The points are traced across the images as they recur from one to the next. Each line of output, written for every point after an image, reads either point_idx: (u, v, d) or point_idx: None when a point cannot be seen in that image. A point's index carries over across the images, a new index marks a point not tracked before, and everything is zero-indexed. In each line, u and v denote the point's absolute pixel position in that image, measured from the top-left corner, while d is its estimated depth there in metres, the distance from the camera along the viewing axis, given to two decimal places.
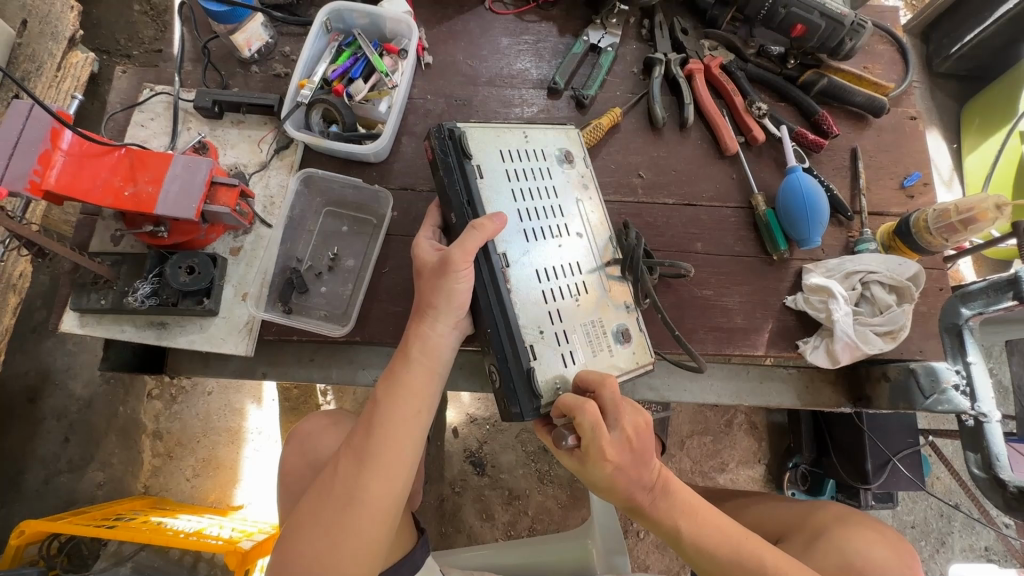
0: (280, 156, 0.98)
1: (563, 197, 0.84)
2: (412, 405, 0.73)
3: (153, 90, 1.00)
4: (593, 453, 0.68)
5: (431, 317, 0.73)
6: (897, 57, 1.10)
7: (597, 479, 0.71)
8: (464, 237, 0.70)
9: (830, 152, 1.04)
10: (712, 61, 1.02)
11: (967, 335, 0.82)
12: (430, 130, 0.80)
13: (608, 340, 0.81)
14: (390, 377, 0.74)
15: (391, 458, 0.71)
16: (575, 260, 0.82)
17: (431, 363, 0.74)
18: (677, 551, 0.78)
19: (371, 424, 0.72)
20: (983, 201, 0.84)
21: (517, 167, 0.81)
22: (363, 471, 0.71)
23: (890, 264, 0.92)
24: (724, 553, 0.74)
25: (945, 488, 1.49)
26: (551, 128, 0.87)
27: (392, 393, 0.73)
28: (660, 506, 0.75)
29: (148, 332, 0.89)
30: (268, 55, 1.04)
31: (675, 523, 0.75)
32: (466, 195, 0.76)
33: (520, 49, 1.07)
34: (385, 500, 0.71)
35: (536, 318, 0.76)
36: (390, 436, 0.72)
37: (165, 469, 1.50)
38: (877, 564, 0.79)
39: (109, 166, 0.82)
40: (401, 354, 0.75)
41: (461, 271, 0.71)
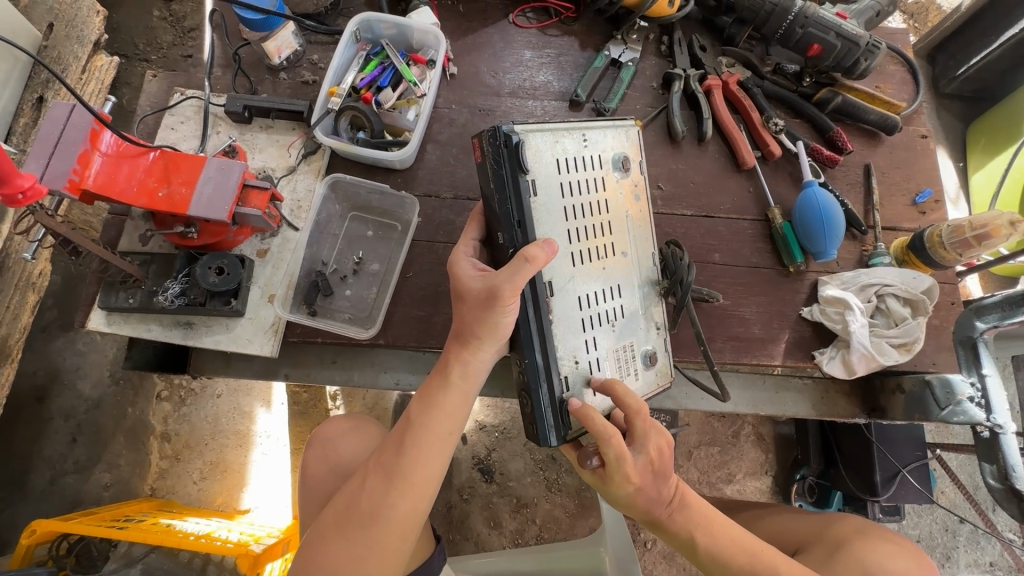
0: (307, 161, 0.99)
1: (614, 212, 0.82)
2: (444, 425, 0.75)
3: (183, 95, 1.02)
4: (617, 478, 0.72)
5: (470, 341, 0.73)
6: (908, 77, 1.13)
7: (615, 495, 0.77)
8: (516, 272, 0.67)
9: (844, 168, 1.06)
10: (730, 78, 1.05)
11: (982, 347, 0.84)
12: (486, 132, 0.74)
13: (636, 364, 0.83)
14: (425, 396, 0.75)
15: (420, 478, 0.72)
16: (617, 284, 0.81)
17: (468, 387, 0.75)
18: (691, 560, 0.79)
19: (402, 443, 0.73)
20: (996, 218, 0.87)
21: (571, 180, 0.78)
22: (392, 486, 0.72)
23: (905, 277, 0.94)
24: (739, 563, 0.75)
25: (950, 502, 1.50)
26: (611, 129, 0.83)
27: (427, 412, 0.74)
28: (676, 517, 0.78)
29: (174, 332, 0.90)
30: (296, 63, 1.06)
31: (691, 534, 0.77)
32: (517, 215, 0.73)
33: (542, 62, 1.10)
34: (412, 517, 0.72)
35: (573, 348, 0.77)
36: (421, 456, 0.73)
37: (172, 471, 1.51)
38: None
39: (145, 167, 0.83)
40: (439, 374, 0.76)
41: (509, 305, 0.69)
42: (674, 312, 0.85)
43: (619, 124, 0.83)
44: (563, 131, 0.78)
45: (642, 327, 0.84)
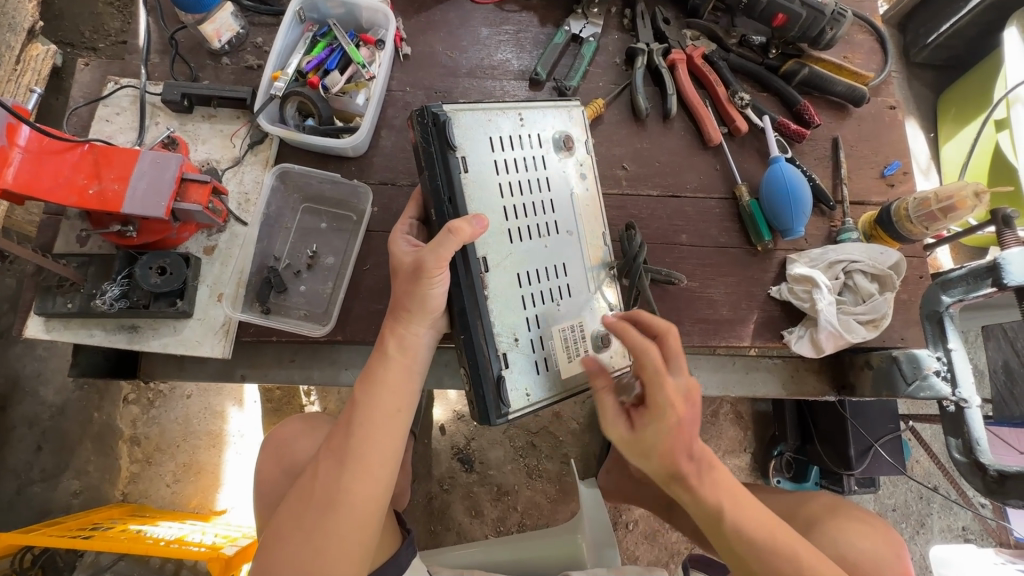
0: (254, 151, 0.94)
1: (556, 190, 0.79)
2: (391, 403, 0.72)
3: (118, 84, 0.96)
4: (659, 399, 0.65)
5: (407, 319, 0.72)
6: (877, 47, 1.10)
7: (655, 445, 0.67)
8: (439, 243, 0.66)
9: (812, 142, 1.04)
10: (694, 51, 1.02)
11: (948, 322, 0.82)
12: (413, 111, 0.73)
13: (586, 344, 0.79)
14: (367, 376, 0.73)
15: (372, 458, 0.70)
16: (563, 262, 0.79)
17: (409, 362, 0.73)
18: (708, 536, 0.70)
19: (350, 425, 0.71)
20: (962, 190, 0.86)
21: (506, 158, 0.75)
22: (344, 470, 0.69)
23: (873, 253, 0.92)
24: (764, 541, 0.68)
25: (924, 470, 1.52)
26: (550, 107, 0.80)
27: (370, 392, 0.72)
28: (706, 486, 0.67)
29: (119, 335, 0.85)
30: (239, 47, 1.00)
31: (722, 509, 0.68)
32: (447, 193, 0.72)
33: (500, 40, 1.05)
34: (369, 500, 0.70)
35: (512, 326, 0.75)
36: (371, 436, 0.70)
37: (144, 475, 1.47)
38: (866, 556, 0.80)
39: (72, 163, 0.78)
40: (379, 352, 0.74)
41: (436, 277, 0.68)
42: (628, 292, 0.83)
43: (560, 104, 0.82)
44: (497, 109, 0.76)
45: (592, 306, 0.81)
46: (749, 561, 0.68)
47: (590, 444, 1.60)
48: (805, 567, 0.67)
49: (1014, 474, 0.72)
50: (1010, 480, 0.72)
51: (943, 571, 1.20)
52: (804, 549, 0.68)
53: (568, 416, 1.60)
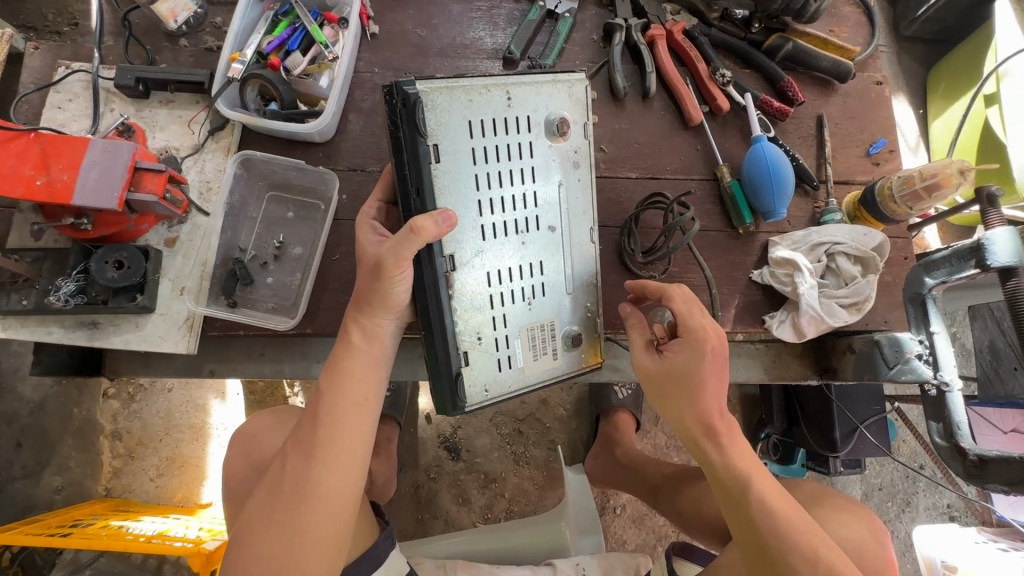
0: (215, 138, 0.90)
1: (541, 182, 0.75)
2: (359, 392, 0.70)
3: (69, 68, 0.91)
4: (693, 328, 0.72)
5: (373, 308, 0.69)
6: (864, 20, 1.06)
7: (685, 371, 0.72)
8: (401, 244, 0.62)
9: (796, 120, 1.00)
10: (674, 26, 0.97)
11: (931, 305, 0.81)
12: (384, 88, 0.67)
13: (554, 343, 0.78)
14: (331, 366, 0.70)
15: (342, 448, 0.67)
16: (539, 259, 0.76)
17: (375, 350, 0.71)
18: (733, 511, 0.72)
19: (316, 415, 0.68)
20: (947, 167, 0.83)
21: (487, 144, 0.70)
22: (313, 463, 0.66)
23: (856, 235, 0.90)
24: (789, 516, 0.69)
25: (910, 450, 1.52)
26: (544, 86, 0.73)
27: (337, 381, 0.69)
28: (734, 446, 0.72)
29: (78, 332, 0.82)
30: (198, 27, 0.95)
31: (746, 473, 0.71)
32: (415, 184, 0.67)
33: (473, 17, 1.00)
34: (342, 492, 0.67)
35: (477, 324, 0.72)
36: (339, 425, 0.68)
37: (127, 470, 1.45)
38: (846, 543, 0.79)
39: (18, 153, 0.74)
40: (343, 340, 0.71)
41: (396, 276, 0.65)
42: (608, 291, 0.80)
43: (561, 78, 0.74)
44: (481, 88, 0.69)
45: (566, 305, 0.79)
46: (766, 534, 0.69)
47: (578, 430, 1.59)
48: (822, 547, 0.68)
49: (994, 458, 0.71)
50: (989, 464, 0.71)
51: (926, 551, 1.19)
52: (818, 535, 0.69)
53: (555, 403, 1.59)
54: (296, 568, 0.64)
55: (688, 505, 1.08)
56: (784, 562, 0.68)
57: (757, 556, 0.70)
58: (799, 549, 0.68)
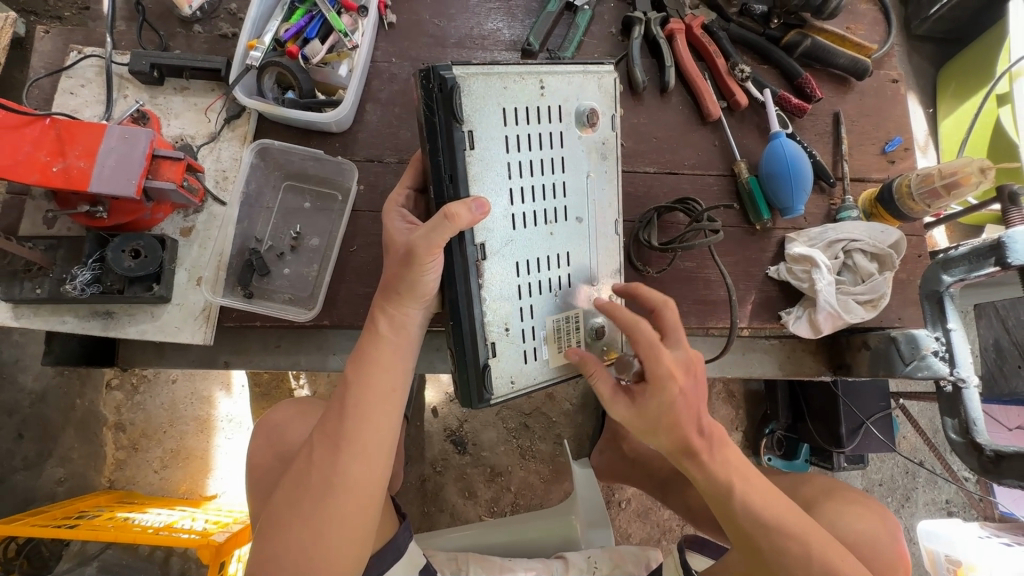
0: (231, 126, 0.89)
1: (569, 173, 0.75)
2: (386, 385, 0.69)
3: (81, 53, 0.89)
4: (659, 376, 0.67)
5: (401, 296, 0.68)
6: (880, 18, 1.07)
7: (662, 411, 0.69)
8: (434, 229, 0.62)
9: (813, 117, 1.01)
10: (693, 20, 0.97)
11: (948, 302, 0.82)
12: (419, 72, 0.66)
13: (580, 335, 0.78)
14: (357, 358, 0.69)
15: (368, 442, 0.67)
16: (566, 250, 0.76)
17: (401, 342, 0.70)
18: (720, 513, 0.73)
19: (342, 408, 0.67)
20: (967, 165, 0.83)
21: (519, 133, 0.70)
22: (340, 456, 0.66)
23: (873, 231, 0.90)
24: (770, 514, 0.70)
25: (911, 446, 1.54)
26: (574, 77, 0.74)
27: (363, 373, 0.68)
28: (714, 457, 0.71)
29: (93, 322, 0.81)
30: (212, 13, 0.94)
31: (731, 483, 0.70)
32: (449, 169, 0.66)
33: (491, 8, 0.99)
34: (368, 486, 0.67)
35: (505, 315, 0.72)
36: (365, 418, 0.67)
37: (131, 462, 1.44)
38: (858, 536, 0.80)
39: (33, 138, 0.73)
40: (369, 332, 0.71)
41: (428, 263, 0.64)
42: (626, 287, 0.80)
43: (590, 71, 0.75)
44: (516, 76, 0.69)
45: (590, 297, 0.79)
46: (756, 535, 0.70)
47: (584, 425, 1.59)
48: (811, 543, 0.69)
49: (1010, 454, 0.71)
50: (1005, 460, 0.72)
51: (929, 544, 1.23)
52: (812, 530, 0.70)
53: (561, 397, 1.60)
54: (320, 562, 0.64)
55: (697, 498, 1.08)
56: (772, 558, 0.69)
57: (748, 554, 0.72)
58: (788, 545, 0.69)
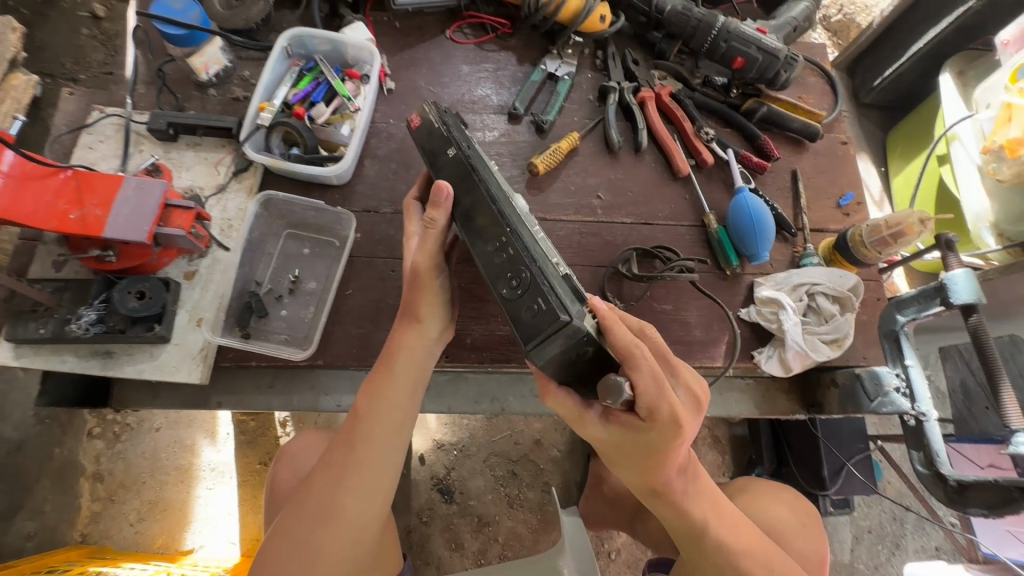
0: (238, 179, 0.96)
1: None
2: (395, 417, 0.72)
3: (103, 112, 0.97)
4: (660, 416, 0.60)
5: (414, 323, 0.72)
6: (828, 89, 1.20)
7: (646, 448, 0.64)
8: (424, 238, 0.68)
9: (773, 174, 1.11)
10: (662, 90, 1.09)
11: (904, 340, 0.88)
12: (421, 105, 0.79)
13: None
14: (371, 386, 0.72)
15: (368, 473, 0.70)
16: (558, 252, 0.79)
17: (415, 376, 0.73)
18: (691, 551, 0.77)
19: (351, 438, 0.71)
20: (909, 217, 0.92)
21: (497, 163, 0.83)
22: (341, 485, 0.69)
23: (832, 276, 0.98)
24: (741, 554, 0.75)
25: (896, 491, 1.56)
26: None
27: (374, 404, 0.71)
28: (686, 497, 0.73)
29: (92, 362, 0.83)
30: (226, 79, 1.03)
31: (701, 519, 0.74)
32: (462, 137, 0.73)
33: (481, 77, 1.10)
34: (363, 517, 0.69)
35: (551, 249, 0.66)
36: (370, 450, 0.70)
37: (106, 514, 1.39)
38: (772, 527, 0.94)
39: (54, 189, 0.79)
40: (385, 364, 0.73)
41: (435, 278, 0.70)
42: None
43: None
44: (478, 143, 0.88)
45: None
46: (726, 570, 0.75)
47: (572, 472, 1.58)
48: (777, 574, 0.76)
49: (972, 483, 0.76)
50: (968, 489, 0.76)
51: None
52: (775, 556, 0.78)
53: (548, 443, 1.60)
54: None
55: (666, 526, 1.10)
56: None
57: None
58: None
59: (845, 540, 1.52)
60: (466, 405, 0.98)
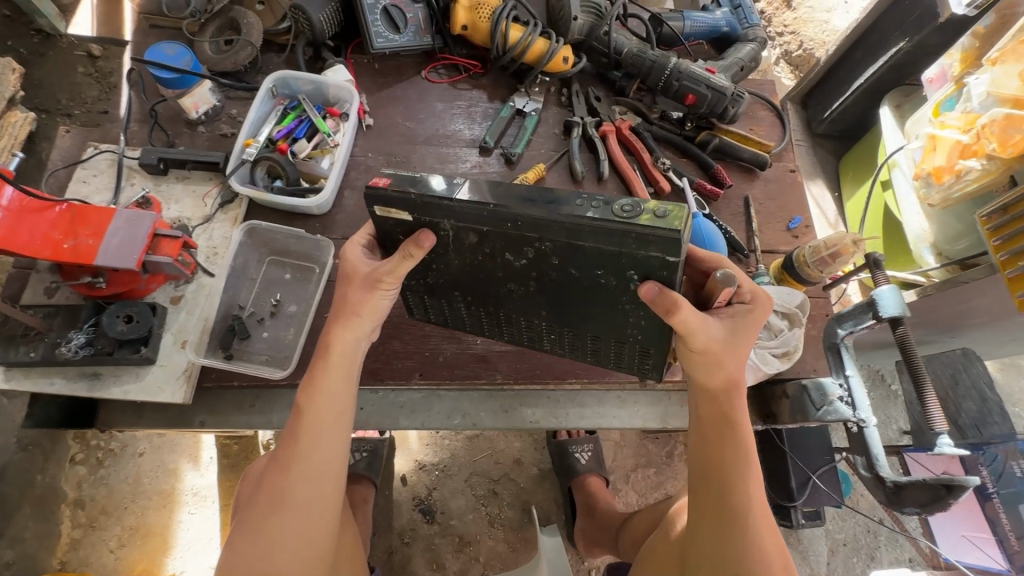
0: (224, 210, 1.02)
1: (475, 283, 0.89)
2: (336, 405, 0.77)
3: (97, 149, 1.04)
4: (762, 299, 0.79)
5: (353, 318, 0.78)
6: (776, 121, 1.30)
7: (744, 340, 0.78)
8: (400, 263, 0.74)
9: (726, 200, 1.19)
10: (621, 124, 1.18)
11: (844, 351, 0.95)
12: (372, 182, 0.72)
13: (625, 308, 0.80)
14: (309, 382, 0.77)
15: (316, 462, 0.74)
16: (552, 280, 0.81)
17: (349, 367, 0.79)
18: (717, 474, 0.79)
19: (297, 430, 0.75)
20: (844, 238, 1.00)
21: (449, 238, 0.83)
22: (289, 476, 0.73)
23: (781, 294, 1.05)
24: (759, 489, 0.79)
25: (869, 503, 1.60)
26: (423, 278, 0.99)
27: (312, 397, 0.76)
28: (739, 409, 0.81)
29: (79, 383, 0.88)
30: (215, 117, 1.10)
31: (745, 434, 0.80)
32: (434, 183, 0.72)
33: (454, 113, 1.19)
34: (318, 500, 0.74)
35: None
36: (317, 437, 0.75)
37: (86, 541, 1.40)
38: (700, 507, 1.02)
39: (50, 220, 0.84)
40: (321, 357, 0.78)
41: (392, 288, 0.77)
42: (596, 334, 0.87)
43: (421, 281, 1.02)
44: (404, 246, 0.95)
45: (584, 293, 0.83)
46: (751, 495, 0.77)
47: (552, 490, 1.62)
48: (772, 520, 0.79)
49: (905, 484, 0.81)
50: (903, 489, 0.81)
51: None
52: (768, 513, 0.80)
53: (528, 462, 1.64)
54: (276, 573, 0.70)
55: (643, 525, 1.14)
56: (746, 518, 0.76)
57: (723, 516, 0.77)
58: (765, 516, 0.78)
59: (821, 553, 1.55)
60: (440, 422, 1.03)
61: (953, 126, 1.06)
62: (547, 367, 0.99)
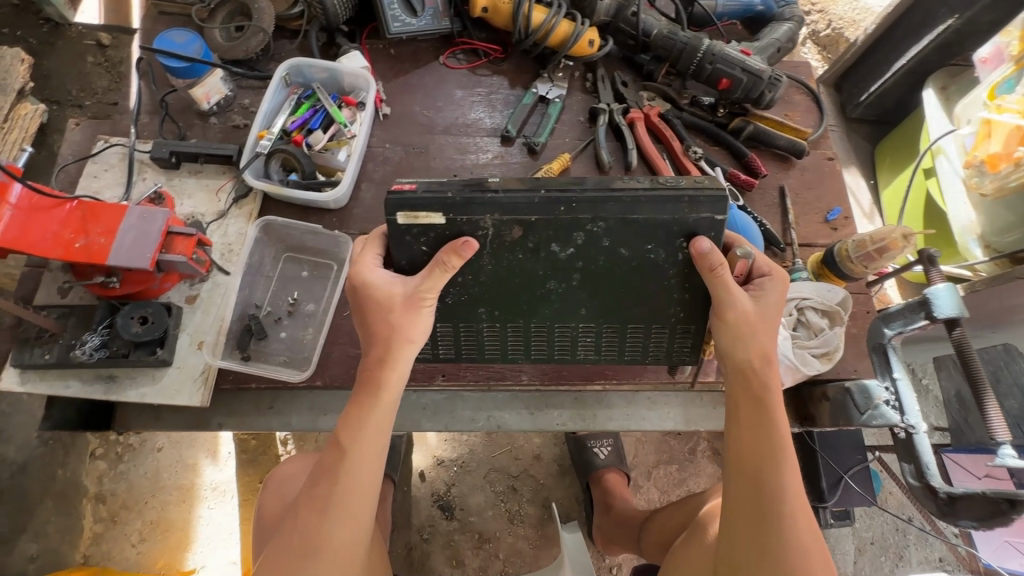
0: (238, 205, 0.99)
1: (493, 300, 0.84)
2: (377, 442, 0.73)
3: (108, 142, 1.01)
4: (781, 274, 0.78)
5: (405, 347, 0.73)
6: (813, 106, 1.22)
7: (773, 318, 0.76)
8: (435, 278, 0.71)
9: (761, 191, 1.13)
10: (650, 110, 1.11)
11: (891, 353, 0.89)
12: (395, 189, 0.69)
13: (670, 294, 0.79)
14: (351, 415, 0.72)
15: (358, 508, 0.71)
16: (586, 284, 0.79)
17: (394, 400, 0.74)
18: (751, 461, 0.73)
19: (336, 469, 0.71)
20: (893, 232, 0.94)
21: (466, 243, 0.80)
22: (326, 519, 0.70)
23: (821, 291, 0.99)
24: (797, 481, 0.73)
25: (897, 502, 1.56)
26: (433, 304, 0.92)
27: (355, 434, 0.71)
28: (774, 389, 0.75)
29: (95, 386, 0.85)
30: (227, 107, 1.06)
31: (783, 421, 0.74)
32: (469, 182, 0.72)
33: (474, 100, 1.13)
34: (353, 544, 0.71)
35: None
36: (356, 479, 0.71)
37: (108, 535, 1.40)
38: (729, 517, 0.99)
39: (60, 218, 0.81)
40: (367, 384, 0.73)
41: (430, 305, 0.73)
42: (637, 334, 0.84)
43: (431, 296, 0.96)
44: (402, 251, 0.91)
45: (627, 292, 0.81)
46: (789, 484, 0.71)
47: (572, 487, 1.59)
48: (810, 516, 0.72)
49: (961, 495, 0.77)
50: (958, 501, 0.78)
51: None
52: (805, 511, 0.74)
53: (548, 458, 1.60)
54: None
55: (669, 526, 1.10)
56: (783, 513, 0.70)
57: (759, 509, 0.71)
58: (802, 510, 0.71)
59: (847, 552, 1.52)
60: (463, 424, 1.00)
61: (1011, 110, 0.98)
62: (574, 368, 0.96)
